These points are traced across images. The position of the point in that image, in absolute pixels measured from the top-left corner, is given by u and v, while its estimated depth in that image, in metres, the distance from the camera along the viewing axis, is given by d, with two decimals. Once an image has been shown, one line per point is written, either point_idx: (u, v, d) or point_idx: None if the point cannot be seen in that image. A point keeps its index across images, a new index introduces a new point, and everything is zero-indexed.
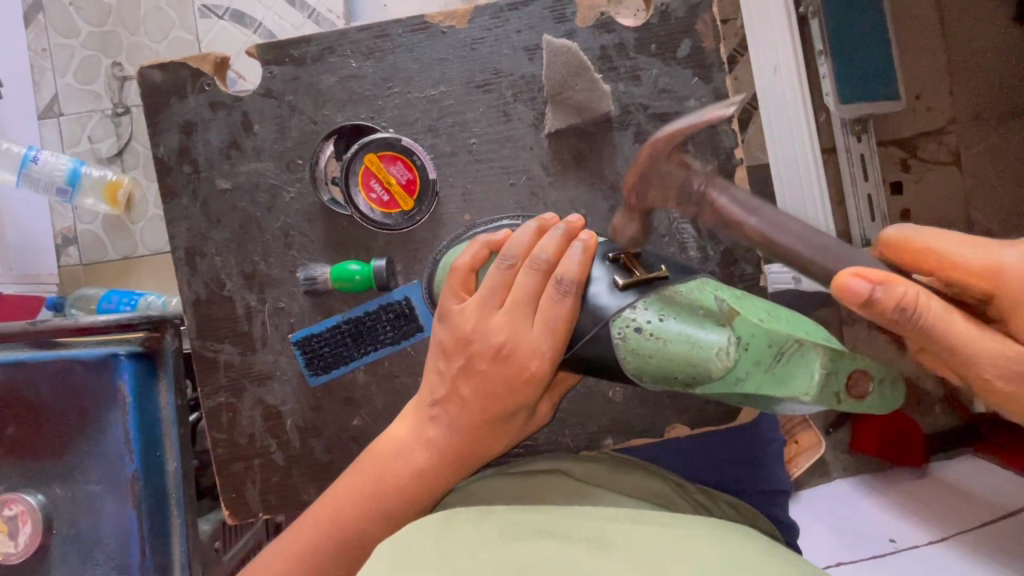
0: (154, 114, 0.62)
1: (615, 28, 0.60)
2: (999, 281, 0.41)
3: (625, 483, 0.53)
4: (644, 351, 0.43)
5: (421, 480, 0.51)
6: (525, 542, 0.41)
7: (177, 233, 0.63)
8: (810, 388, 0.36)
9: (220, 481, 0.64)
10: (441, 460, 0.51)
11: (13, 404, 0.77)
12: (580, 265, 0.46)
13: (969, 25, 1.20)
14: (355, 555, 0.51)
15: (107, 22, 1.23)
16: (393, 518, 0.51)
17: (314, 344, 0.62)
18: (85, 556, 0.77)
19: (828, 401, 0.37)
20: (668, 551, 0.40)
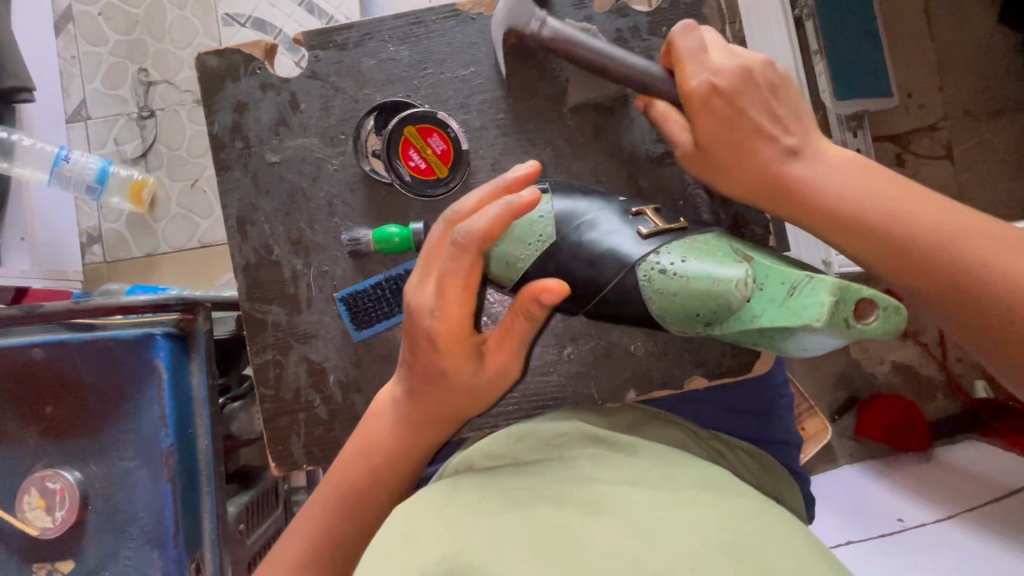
0: (209, 94, 0.67)
1: (630, 14, 0.65)
2: (693, 106, 0.55)
3: (643, 433, 0.56)
4: (669, 290, 0.47)
5: (395, 435, 0.58)
6: (523, 510, 0.43)
7: (229, 203, 0.67)
8: (823, 313, 0.39)
9: (267, 435, 0.67)
10: (407, 414, 0.58)
11: (54, 383, 0.80)
12: (484, 221, 0.48)
13: (956, 26, 1.27)
14: (356, 513, 0.57)
15: (133, 31, 1.29)
16: (383, 475, 0.58)
17: (358, 300, 0.66)
18: (120, 530, 0.79)
19: (838, 326, 0.39)
20: (660, 513, 0.41)
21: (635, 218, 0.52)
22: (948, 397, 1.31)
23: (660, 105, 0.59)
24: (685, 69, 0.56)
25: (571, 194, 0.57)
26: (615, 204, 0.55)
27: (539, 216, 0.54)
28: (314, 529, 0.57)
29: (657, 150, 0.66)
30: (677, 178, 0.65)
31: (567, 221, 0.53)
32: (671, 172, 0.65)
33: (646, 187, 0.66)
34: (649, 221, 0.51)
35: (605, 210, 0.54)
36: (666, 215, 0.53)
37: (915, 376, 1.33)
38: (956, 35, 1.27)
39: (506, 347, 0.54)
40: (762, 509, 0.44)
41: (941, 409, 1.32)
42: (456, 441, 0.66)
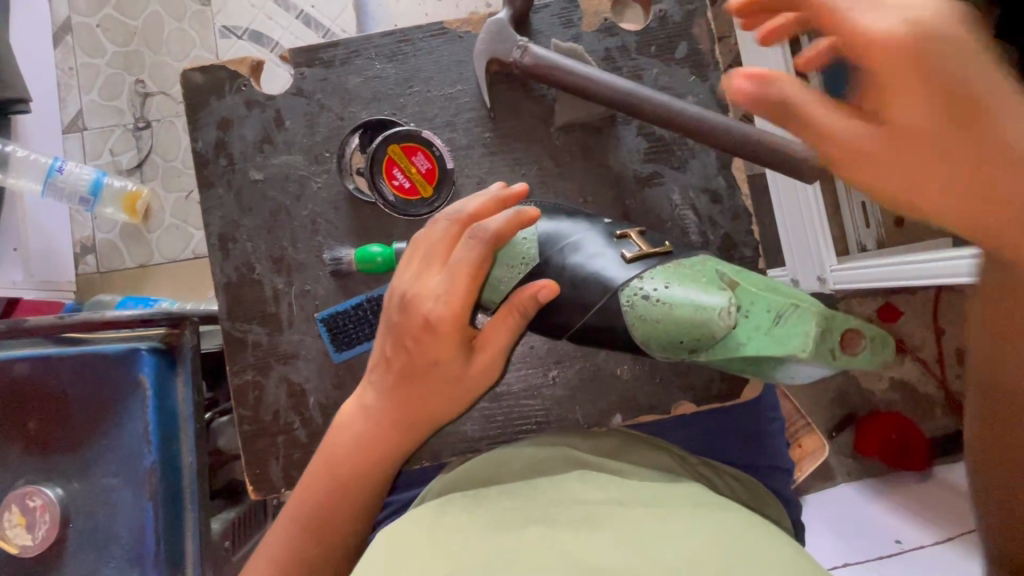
0: (194, 111, 0.67)
1: (618, 33, 0.65)
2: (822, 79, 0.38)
3: (629, 457, 0.55)
4: (651, 317, 0.46)
5: (364, 447, 0.55)
6: (514, 531, 0.41)
7: (211, 220, 0.67)
8: (807, 343, 0.39)
9: (245, 457, 0.66)
10: (378, 424, 0.55)
11: (38, 398, 0.79)
12: (498, 221, 0.50)
13: None
14: (319, 534, 0.54)
15: (131, 43, 1.30)
16: (349, 491, 0.55)
17: (339, 320, 0.65)
18: (101, 549, 0.78)
19: (824, 357, 0.39)
20: (653, 531, 0.40)
21: (617, 240, 0.52)
22: (948, 415, 1.30)
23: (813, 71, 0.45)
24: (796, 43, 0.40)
25: (555, 215, 0.56)
26: (596, 224, 0.55)
27: (524, 236, 0.53)
28: (277, 555, 0.54)
29: (645, 170, 0.65)
30: (665, 198, 0.65)
31: (552, 242, 0.53)
32: (659, 192, 0.65)
33: (634, 208, 0.65)
34: (634, 244, 0.51)
35: (589, 233, 0.53)
36: (650, 237, 0.53)
37: (912, 392, 1.31)
38: None
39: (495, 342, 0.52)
40: (752, 520, 0.44)
41: (940, 426, 1.30)
42: (438, 466, 0.65)
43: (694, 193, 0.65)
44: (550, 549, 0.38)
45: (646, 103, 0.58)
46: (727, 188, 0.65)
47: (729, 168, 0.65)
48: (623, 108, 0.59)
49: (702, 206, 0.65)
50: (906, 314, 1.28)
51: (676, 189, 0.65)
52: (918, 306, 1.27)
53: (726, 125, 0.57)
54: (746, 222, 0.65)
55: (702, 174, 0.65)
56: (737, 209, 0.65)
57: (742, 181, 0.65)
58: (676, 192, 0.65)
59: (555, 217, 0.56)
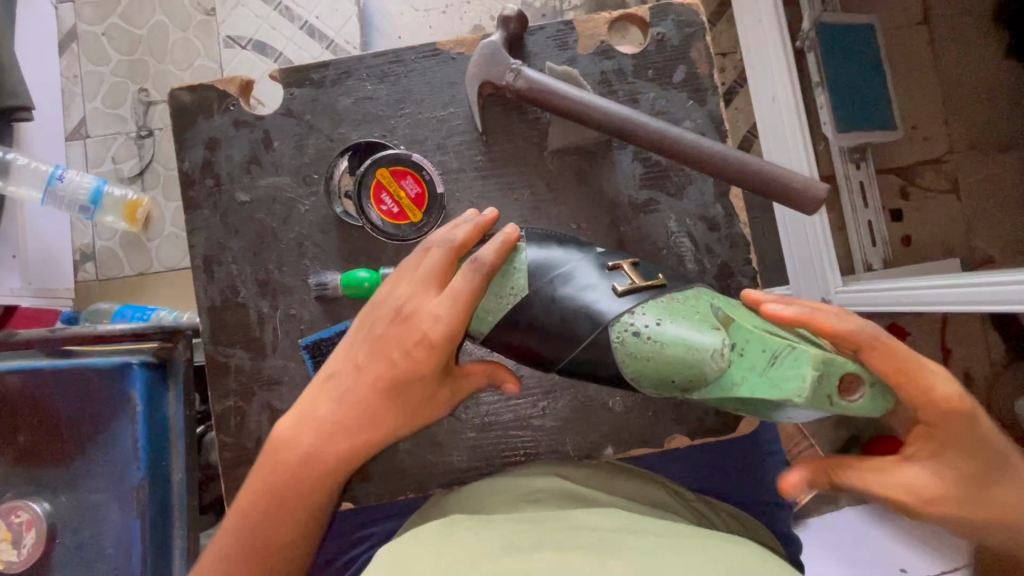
0: (182, 130, 0.66)
1: (614, 56, 0.64)
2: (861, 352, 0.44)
3: (622, 486, 0.54)
4: (642, 353, 0.46)
5: (313, 463, 0.52)
6: (526, 552, 0.40)
7: (196, 241, 0.66)
8: (805, 390, 0.38)
9: (226, 483, 0.65)
10: (334, 439, 0.52)
11: (26, 412, 0.78)
12: (490, 250, 0.50)
13: (960, 61, 1.27)
14: (266, 551, 0.52)
15: (135, 52, 1.31)
16: (298, 509, 0.53)
17: (323, 347, 0.63)
18: (86, 567, 0.77)
19: (821, 403, 0.39)
20: (667, 556, 0.39)
21: (611, 272, 0.51)
22: None
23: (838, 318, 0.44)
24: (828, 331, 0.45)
25: (547, 243, 0.55)
26: (590, 253, 0.53)
27: (519, 264, 0.52)
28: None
29: (640, 197, 0.64)
30: (661, 226, 0.64)
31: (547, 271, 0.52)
32: (654, 220, 0.64)
33: (628, 234, 0.64)
34: (629, 276, 0.50)
35: (582, 263, 0.52)
36: (645, 270, 0.51)
37: None
38: (961, 70, 1.27)
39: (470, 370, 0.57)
40: (762, 554, 0.42)
41: None
42: (423, 497, 0.66)
43: (690, 221, 0.64)
44: (542, 573, 0.37)
45: (640, 128, 0.56)
46: (725, 216, 0.64)
47: (727, 196, 0.64)
48: (617, 133, 0.57)
49: (698, 234, 0.64)
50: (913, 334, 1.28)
51: (672, 217, 0.64)
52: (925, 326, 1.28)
53: (723, 153, 0.56)
54: (743, 251, 0.63)
55: (698, 202, 0.64)
56: (734, 237, 0.64)
57: (740, 210, 0.64)
58: (672, 220, 0.63)
59: (546, 246, 0.54)
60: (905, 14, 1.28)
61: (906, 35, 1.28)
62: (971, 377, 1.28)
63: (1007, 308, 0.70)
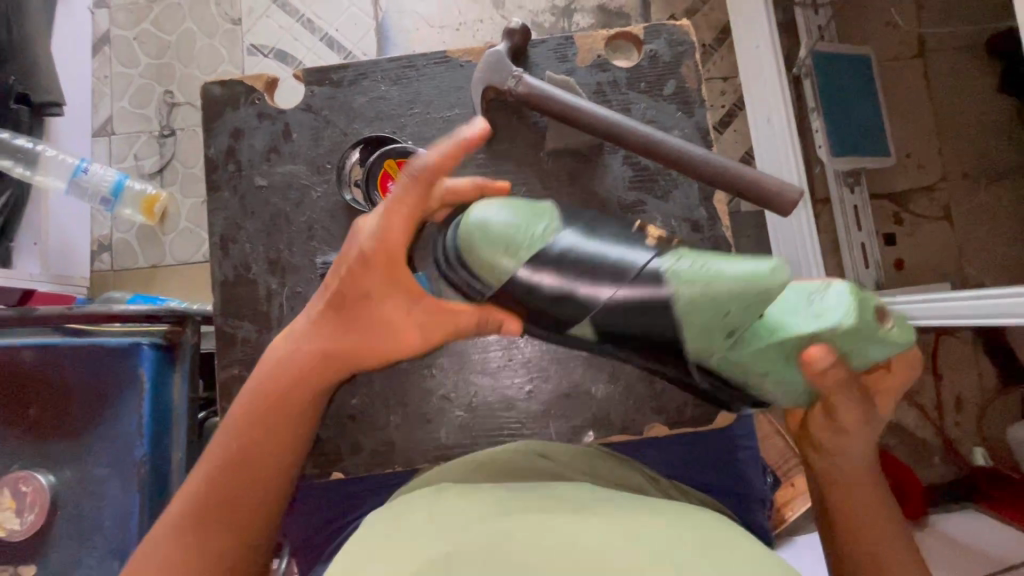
0: (209, 120, 0.71)
1: (609, 69, 0.69)
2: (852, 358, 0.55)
3: (600, 467, 0.57)
4: (703, 280, 0.51)
5: (282, 368, 0.58)
6: (510, 517, 0.42)
7: (215, 221, 0.70)
8: (851, 314, 0.51)
9: None
10: (299, 347, 0.58)
11: (39, 384, 0.82)
12: (434, 153, 0.51)
13: (953, 94, 1.32)
14: (238, 463, 0.55)
15: (164, 56, 1.38)
16: (267, 416, 0.57)
17: None
18: (85, 538, 0.80)
19: (857, 330, 0.51)
20: (643, 526, 0.41)
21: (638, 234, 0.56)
22: (944, 463, 1.28)
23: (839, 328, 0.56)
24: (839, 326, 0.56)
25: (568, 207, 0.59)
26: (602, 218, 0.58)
27: (542, 216, 0.55)
28: (195, 494, 0.54)
29: (629, 198, 0.68)
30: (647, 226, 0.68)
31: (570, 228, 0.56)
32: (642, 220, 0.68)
33: None
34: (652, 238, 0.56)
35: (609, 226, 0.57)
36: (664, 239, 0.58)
37: (909, 437, 1.30)
38: (953, 103, 1.32)
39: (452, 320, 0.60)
40: (729, 525, 0.45)
41: (937, 474, 1.28)
42: (410, 472, 0.69)
43: (675, 223, 0.68)
44: (523, 537, 0.39)
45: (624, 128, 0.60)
46: (708, 220, 0.68)
47: (710, 201, 0.68)
48: (605, 135, 0.61)
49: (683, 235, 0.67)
50: None
51: (658, 218, 0.68)
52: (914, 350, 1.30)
53: (704, 156, 0.60)
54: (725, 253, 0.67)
55: (683, 205, 0.68)
56: (717, 240, 0.67)
57: (723, 214, 0.68)
58: (659, 221, 0.67)
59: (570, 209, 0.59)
60: (900, 47, 1.33)
61: (902, 66, 1.33)
62: (962, 402, 1.29)
63: (978, 320, 0.74)
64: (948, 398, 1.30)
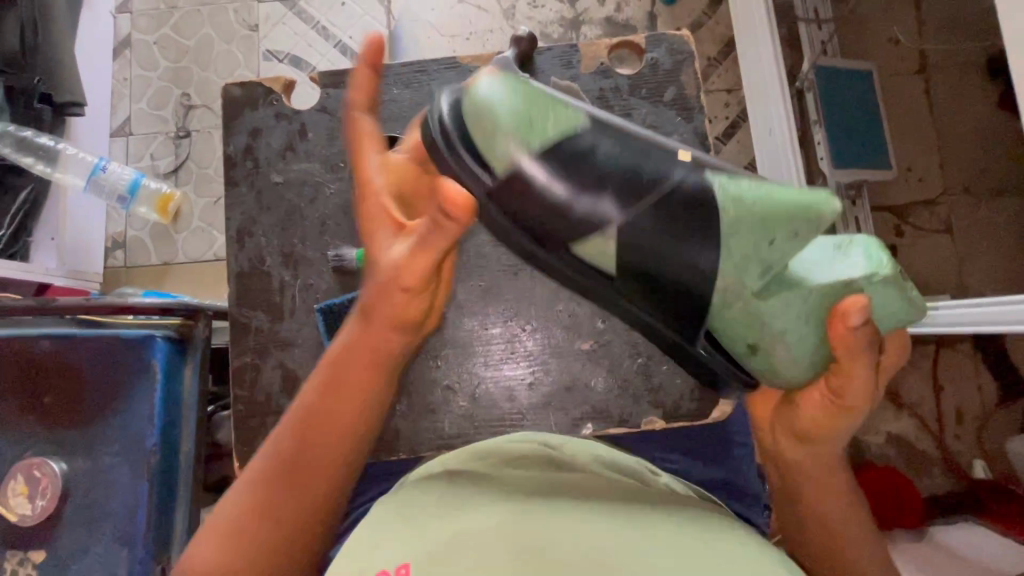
0: (228, 119, 0.74)
1: (612, 76, 0.71)
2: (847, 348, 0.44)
3: (601, 456, 0.58)
4: (748, 198, 0.46)
5: (331, 369, 0.49)
6: (512, 505, 0.44)
7: (232, 215, 0.73)
8: (888, 265, 0.46)
9: (237, 434, 0.70)
10: (352, 341, 0.49)
11: (55, 373, 0.84)
12: (359, 78, 0.55)
13: (954, 110, 1.34)
14: (285, 472, 0.48)
15: (182, 60, 1.42)
16: (312, 422, 0.49)
17: (336, 312, 0.69)
18: (94, 524, 0.81)
19: (892, 287, 0.46)
20: (640, 519, 0.43)
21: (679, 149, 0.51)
22: (944, 475, 1.28)
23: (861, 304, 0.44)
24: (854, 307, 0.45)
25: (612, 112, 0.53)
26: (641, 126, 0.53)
27: (571, 105, 0.50)
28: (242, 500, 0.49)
29: None
30: None
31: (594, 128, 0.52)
32: None
33: None
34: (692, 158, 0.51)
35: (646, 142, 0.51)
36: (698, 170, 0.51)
37: (909, 447, 1.30)
38: (954, 118, 1.34)
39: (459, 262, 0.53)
40: (724, 518, 0.46)
41: (937, 485, 1.28)
42: (413, 460, 0.71)
43: None
44: (524, 526, 0.41)
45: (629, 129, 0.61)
46: None
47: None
48: None
49: None
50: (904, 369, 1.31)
51: None
52: (915, 361, 1.31)
53: None
54: None
55: None
56: None
57: None
58: None
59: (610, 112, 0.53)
60: (902, 63, 1.35)
61: (904, 82, 1.35)
62: (963, 414, 1.29)
63: (980, 328, 0.75)
64: (948, 410, 1.30)
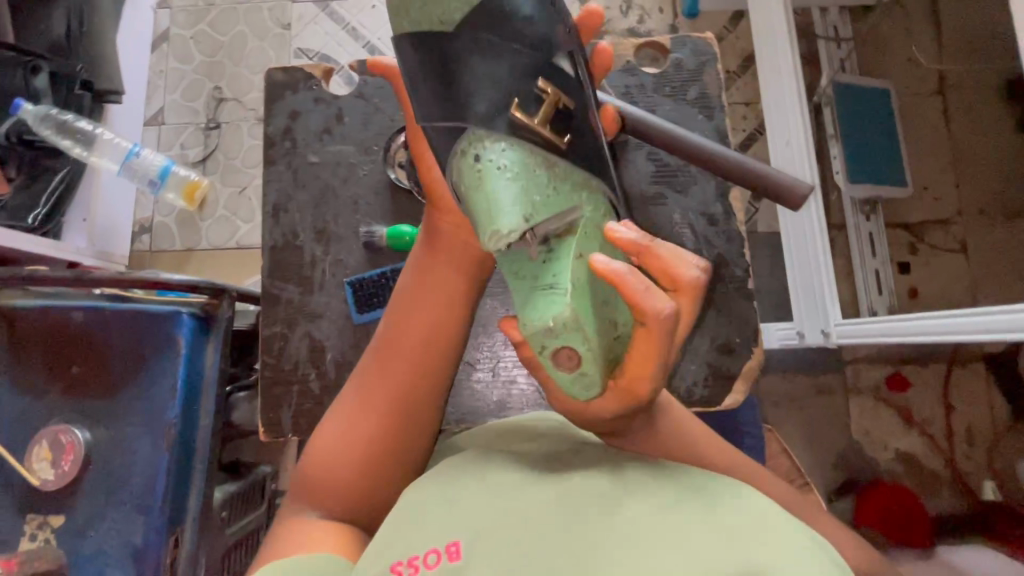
0: (270, 101, 0.77)
1: (638, 73, 0.74)
2: (647, 323, 0.40)
3: None
4: (475, 175, 0.47)
5: (395, 323, 0.60)
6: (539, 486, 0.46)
7: (268, 192, 0.76)
8: (542, 319, 0.42)
9: (262, 401, 0.72)
10: (410, 296, 0.61)
11: (85, 343, 0.87)
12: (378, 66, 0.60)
13: (971, 131, 1.35)
14: (365, 408, 0.58)
15: (217, 55, 1.47)
16: (383, 362, 0.59)
17: (364, 285, 0.73)
18: (113, 491, 0.84)
19: (535, 342, 0.42)
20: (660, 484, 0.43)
21: (532, 92, 0.49)
22: (954, 495, 1.26)
23: (618, 267, 0.39)
24: (641, 293, 0.39)
25: (489, 28, 0.49)
26: (520, 52, 0.49)
27: None
28: (338, 436, 0.58)
29: (650, 191, 0.76)
30: (667, 217, 0.76)
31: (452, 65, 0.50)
32: (662, 212, 0.76)
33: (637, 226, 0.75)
34: (526, 110, 0.48)
35: (493, 81, 0.49)
36: (576, 116, 0.51)
37: (918, 465, 1.29)
38: (970, 139, 1.35)
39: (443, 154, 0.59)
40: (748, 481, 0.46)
41: (945, 505, 1.26)
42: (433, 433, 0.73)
43: (693, 216, 0.76)
44: (555, 509, 0.42)
45: (676, 135, 0.62)
46: (724, 212, 0.77)
47: (726, 197, 0.76)
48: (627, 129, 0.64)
49: (699, 227, 0.76)
50: (914, 385, 1.30)
51: (678, 210, 0.76)
52: (927, 377, 1.30)
53: (719, 152, 0.62)
54: (738, 246, 0.76)
55: (702, 199, 0.77)
56: (731, 233, 0.76)
57: (739, 209, 0.77)
58: (677, 213, 0.76)
59: (482, 36, 0.49)
60: (919, 83, 1.37)
61: (921, 102, 1.37)
62: (973, 434, 1.29)
63: (973, 339, 0.75)
64: (959, 429, 1.29)
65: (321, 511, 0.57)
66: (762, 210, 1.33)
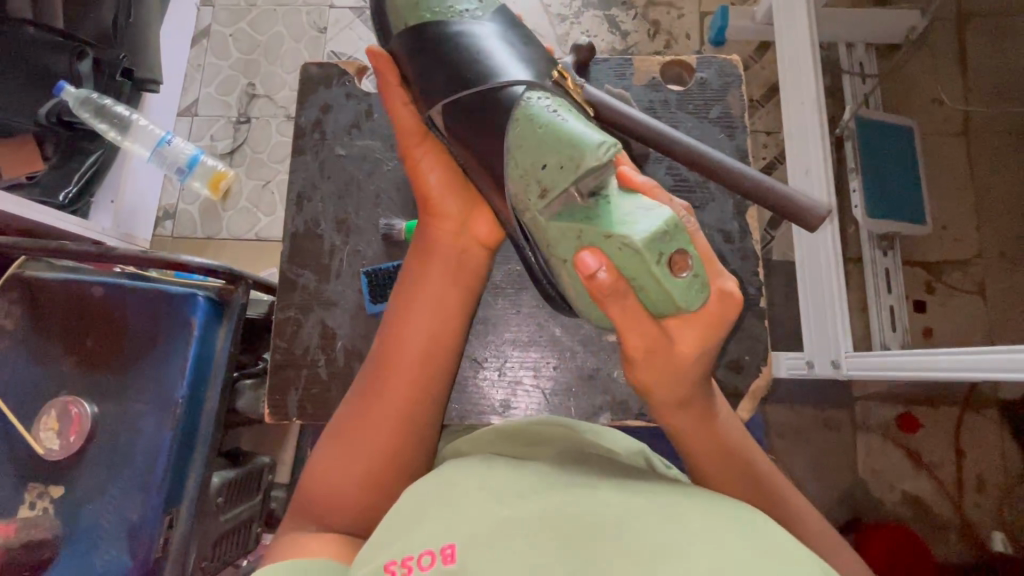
0: (303, 94, 0.79)
1: (662, 90, 0.75)
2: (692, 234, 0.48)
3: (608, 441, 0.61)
4: (544, 127, 0.53)
5: (395, 335, 0.61)
6: (544, 494, 0.45)
7: (294, 179, 0.77)
8: (655, 230, 0.45)
9: (270, 383, 0.73)
10: (411, 308, 0.61)
11: (103, 319, 0.89)
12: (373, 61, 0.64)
13: (995, 175, 1.35)
14: (364, 421, 0.59)
15: (253, 53, 1.52)
16: (382, 374, 0.60)
17: (379, 276, 0.74)
18: (115, 466, 0.85)
19: (654, 252, 0.44)
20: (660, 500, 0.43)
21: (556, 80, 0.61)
22: (960, 542, 1.23)
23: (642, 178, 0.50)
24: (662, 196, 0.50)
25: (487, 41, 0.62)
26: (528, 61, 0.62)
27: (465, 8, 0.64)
28: (342, 450, 0.59)
29: None
30: None
31: (477, 67, 0.60)
32: None
33: None
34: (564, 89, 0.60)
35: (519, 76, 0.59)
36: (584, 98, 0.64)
37: (925, 509, 1.25)
38: (993, 182, 1.34)
39: (439, 154, 0.64)
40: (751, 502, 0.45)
41: (951, 552, 1.22)
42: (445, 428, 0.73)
43: (709, 231, 0.77)
44: (554, 516, 0.42)
45: (696, 150, 0.62)
46: (740, 231, 0.77)
47: (743, 215, 0.77)
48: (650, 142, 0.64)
49: (716, 242, 0.77)
50: (924, 427, 1.28)
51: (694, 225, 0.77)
52: (939, 419, 1.28)
53: (741, 170, 0.62)
54: (752, 264, 0.77)
55: (719, 217, 0.77)
56: (746, 250, 0.77)
57: (755, 227, 0.77)
58: None
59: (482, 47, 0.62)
60: (943, 123, 1.37)
61: (944, 142, 1.37)
62: (984, 482, 1.25)
63: (985, 375, 0.74)
64: (969, 476, 1.26)
65: (329, 525, 0.56)
66: (778, 237, 1.33)
